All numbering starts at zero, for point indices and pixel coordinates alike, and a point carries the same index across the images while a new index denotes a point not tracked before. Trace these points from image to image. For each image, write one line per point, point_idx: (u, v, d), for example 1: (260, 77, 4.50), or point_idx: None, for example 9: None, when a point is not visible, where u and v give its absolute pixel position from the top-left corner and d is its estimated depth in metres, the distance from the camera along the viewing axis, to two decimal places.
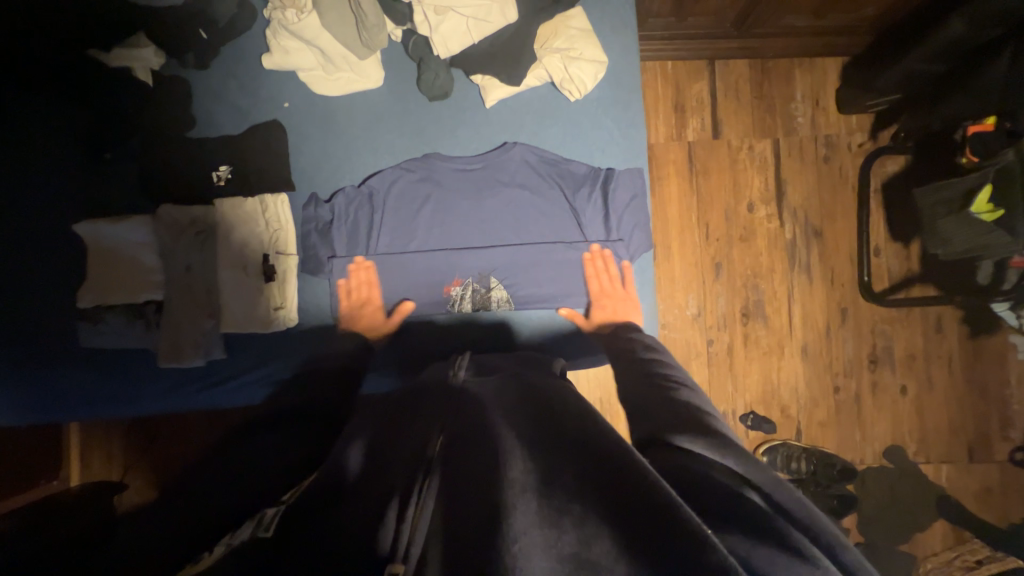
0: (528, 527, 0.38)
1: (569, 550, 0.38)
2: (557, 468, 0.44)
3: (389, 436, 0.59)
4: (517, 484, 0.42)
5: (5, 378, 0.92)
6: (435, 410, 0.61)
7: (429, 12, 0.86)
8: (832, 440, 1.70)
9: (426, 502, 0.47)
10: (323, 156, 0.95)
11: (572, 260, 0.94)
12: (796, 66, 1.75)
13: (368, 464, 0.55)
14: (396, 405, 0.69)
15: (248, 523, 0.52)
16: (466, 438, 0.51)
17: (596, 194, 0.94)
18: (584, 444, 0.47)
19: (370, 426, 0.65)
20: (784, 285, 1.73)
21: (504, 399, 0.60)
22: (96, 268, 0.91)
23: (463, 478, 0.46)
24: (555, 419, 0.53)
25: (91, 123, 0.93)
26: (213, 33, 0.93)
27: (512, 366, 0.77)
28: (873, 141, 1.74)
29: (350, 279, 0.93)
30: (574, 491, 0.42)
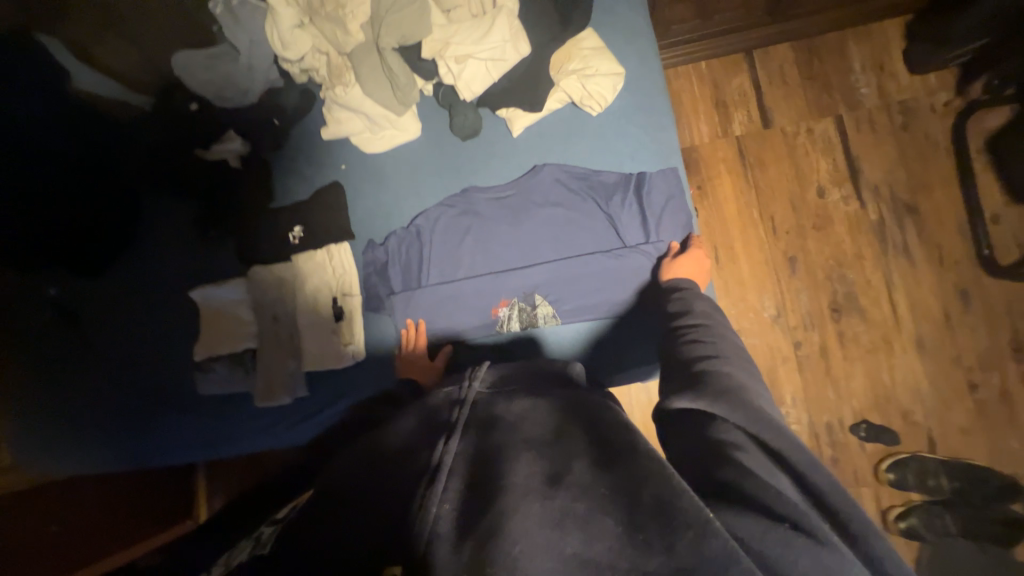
0: (530, 531, 0.46)
1: (570, 550, 0.45)
2: (566, 476, 0.52)
3: (405, 435, 0.65)
4: (522, 488, 0.51)
5: (141, 428, 1.09)
6: (431, 416, 0.66)
7: (451, 64, 0.95)
8: (981, 450, 1.40)
9: (430, 504, 0.51)
10: (376, 205, 1.06)
11: (615, 268, 0.93)
12: (848, 37, 1.62)
13: (372, 470, 0.60)
14: (405, 410, 0.73)
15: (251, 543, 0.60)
16: (484, 445, 0.58)
17: (629, 199, 0.94)
18: (597, 456, 0.54)
19: (376, 431, 0.70)
20: (879, 272, 1.53)
21: (520, 403, 0.65)
22: (207, 326, 1.10)
23: (481, 482, 0.53)
24: (564, 434, 0.58)
25: (200, 209, 1.14)
26: (283, 119, 1.11)
27: (522, 363, 0.80)
28: (962, 97, 1.53)
29: (404, 340, 0.99)
30: (580, 496, 0.49)
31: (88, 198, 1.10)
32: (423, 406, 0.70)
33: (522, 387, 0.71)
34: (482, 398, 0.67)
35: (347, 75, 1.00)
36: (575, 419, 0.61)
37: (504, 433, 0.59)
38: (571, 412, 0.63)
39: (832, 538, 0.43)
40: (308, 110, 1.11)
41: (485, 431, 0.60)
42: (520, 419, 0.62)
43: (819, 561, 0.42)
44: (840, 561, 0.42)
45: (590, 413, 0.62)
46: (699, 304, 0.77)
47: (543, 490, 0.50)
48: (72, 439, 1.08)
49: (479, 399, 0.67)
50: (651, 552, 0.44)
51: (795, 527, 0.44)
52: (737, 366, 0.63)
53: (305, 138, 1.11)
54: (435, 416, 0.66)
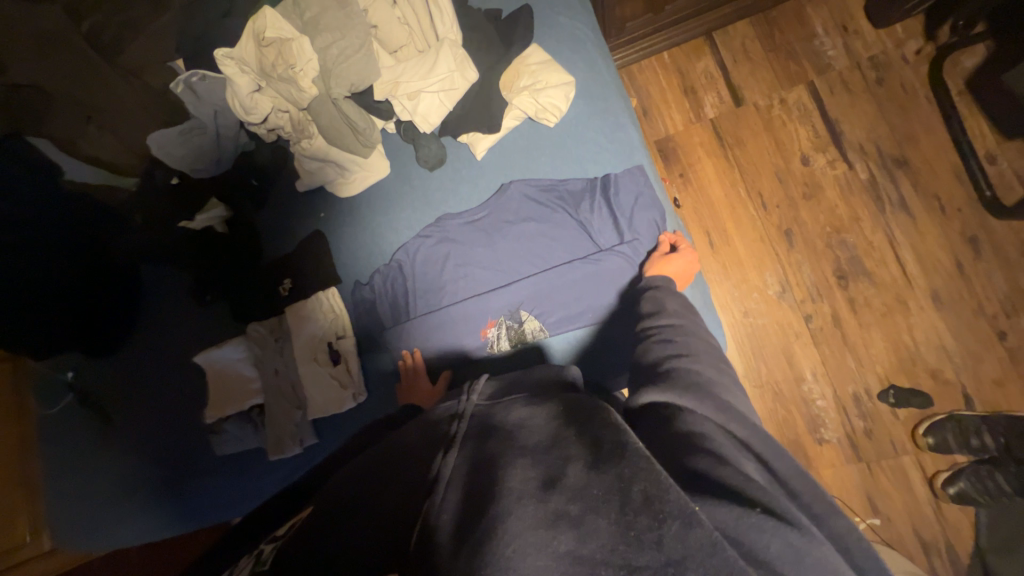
0: (525, 531, 0.46)
1: (563, 548, 0.44)
2: (560, 475, 0.51)
3: (405, 452, 0.65)
4: (515, 491, 0.50)
5: (161, 495, 1.10)
6: (434, 431, 0.67)
7: (404, 101, 0.97)
8: (1020, 399, 1.33)
9: (433, 515, 0.52)
10: (357, 247, 1.09)
11: (595, 272, 0.92)
12: (805, 4, 1.61)
13: (373, 491, 0.61)
14: (407, 428, 0.73)
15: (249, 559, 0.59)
16: (479, 453, 0.58)
17: (597, 202, 0.94)
18: (592, 451, 0.53)
19: (377, 449, 0.70)
20: (880, 231, 1.48)
21: (518, 410, 0.65)
22: (213, 389, 1.12)
23: (476, 489, 0.53)
24: (558, 433, 0.58)
25: (195, 277, 1.18)
26: (262, 179, 1.16)
27: (514, 373, 0.80)
28: (934, 42, 1.49)
29: (404, 370, 0.99)
30: (574, 494, 0.49)
31: (92, 281, 1.15)
32: (422, 424, 0.70)
33: (521, 395, 0.70)
34: (481, 411, 0.68)
35: (309, 128, 1.03)
36: (574, 417, 0.60)
37: (500, 441, 0.59)
38: (568, 411, 0.62)
39: (801, 520, 0.46)
40: (284, 166, 1.16)
41: (482, 441, 0.60)
42: (517, 425, 0.62)
43: (789, 541, 0.44)
44: (808, 541, 0.44)
45: (589, 409, 0.61)
46: (672, 302, 0.80)
47: (537, 493, 0.50)
48: (103, 514, 1.11)
49: (478, 412, 0.68)
50: (642, 547, 0.43)
51: (764, 510, 0.45)
52: (709, 367, 0.67)
53: (284, 194, 1.16)
54: (435, 431, 0.67)
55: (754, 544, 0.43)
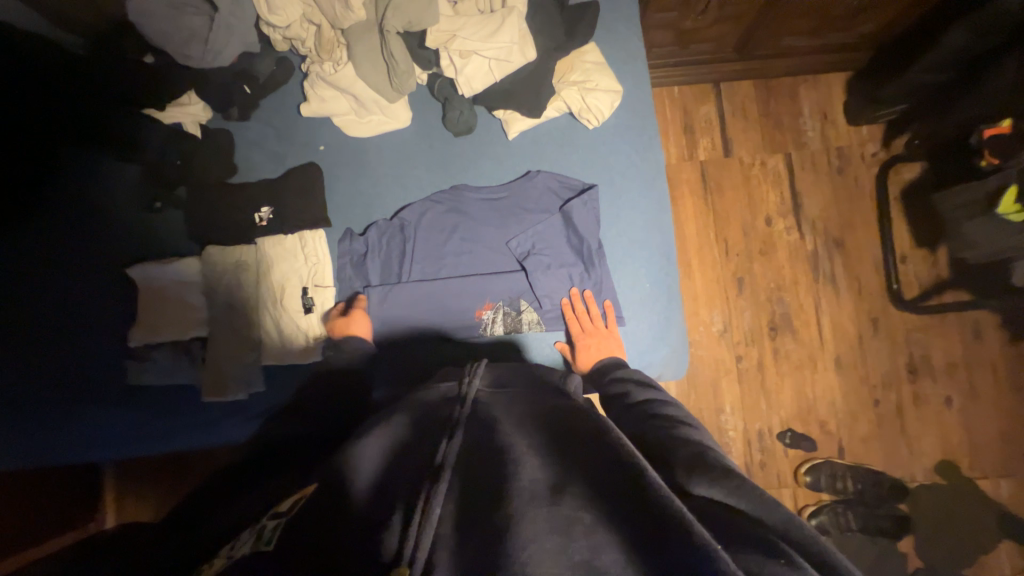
0: (538, 534, 0.45)
1: (578, 557, 0.44)
2: (568, 481, 0.51)
3: (404, 436, 0.64)
4: (527, 492, 0.50)
5: (48, 420, 0.95)
6: (435, 417, 0.66)
7: (455, 57, 0.90)
8: (878, 457, 1.62)
9: (431, 508, 0.50)
10: (356, 193, 1.01)
11: (598, 280, 0.96)
12: (800, 83, 1.79)
13: (372, 472, 0.59)
14: (402, 408, 0.71)
15: (248, 533, 0.57)
16: (482, 446, 0.58)
17: (596, 199, 0.95)
18: (596, 459, 0.53)
19: (375, 421, 0.69)
20: (811, 297, 1.71)
21: (518, 408, 0.65)
22: (146, 309, 0.96)
23: (482, 489, 0.52)
24: (561, 436, 0.58)
25: (143, 175, 1.01)
26: (255, 87, 1.02)
27: (515, 369, 0.78)
28: (886, 150, 1.74)
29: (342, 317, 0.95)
30: (584, 501, 0.49)
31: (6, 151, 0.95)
32: (421, 404, 0.70)
33: (520, 390, 0.71)
34: (483, 397, 0.69)
35: (338, 52, 0.93)
36: (574, 421, 0.60)
37: (503, 435, 0.59)
38: (569, 416, 0.62)
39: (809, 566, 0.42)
40: (285, 81, 1.03)
41: (483, 432, 0.61)
42: (520, 420, 0.62)
43: None
44: None
45: (587, 418, 0.60)
46: (638, 378, 0.79)
47: (547, 495, 0.49)
48: None
49: (479, 397, 0.69)
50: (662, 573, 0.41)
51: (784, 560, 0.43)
52: (692, 431, 0.65)
53: (278, 111, 1.03)
54: (437, 415, 0.66)
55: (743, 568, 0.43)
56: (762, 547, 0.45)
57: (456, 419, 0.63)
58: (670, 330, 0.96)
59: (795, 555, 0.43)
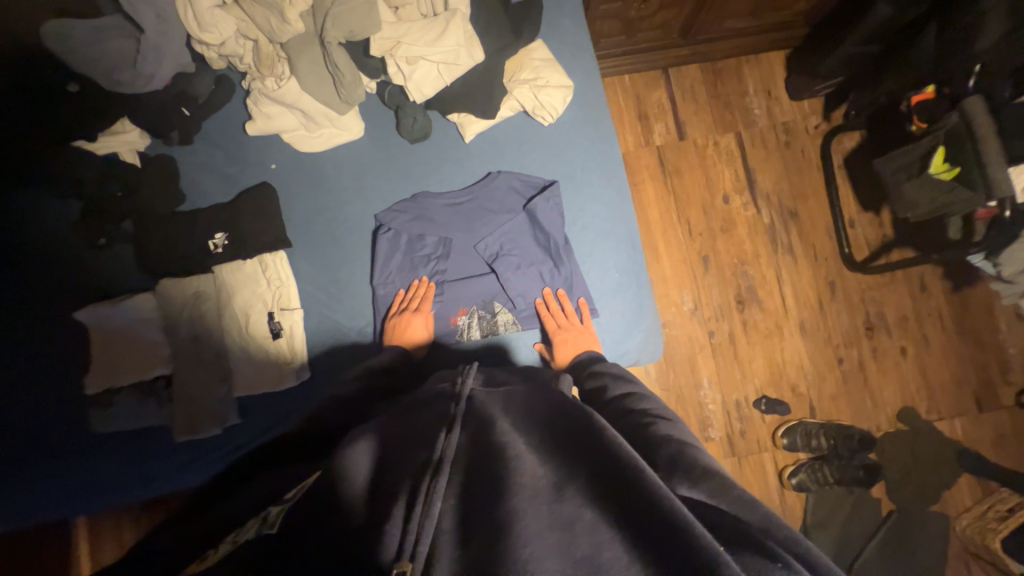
0: (543, 536, 0.47)
1: (580, 553, 0.46)
2: (567, 477, 0.52)
3: (399, 431, 0.64)
4: (529, 490, 0.51)
5: (6, 482, 0.89)
6: (434, 411, 0.66)
7: (401, 64, 0.88)
8: (846, 412, 1.72)
9: (431, 505, 0.51)
10: (315, 210, 0.98)
11: (569, 275, 0.97)
12: (744, 63, 1.85)
13: (373, 469, 0.59)
14: (399, 410, 0.71)
15: (254, 522, 0.56)
16: (480, 442, 0.58)
17: (559, 196, 0.97)
18: (592, 451, 0.54)
19: (375, 420, 0.69)
20: (772, 268, 1.79)
21: (514, 403, 0.66)
22: (102, 353, 0.91)
23: (480, 485, 0.53)
24: (557, 428, 0.59)
25: (81, 211, 0.95)
26: (194, 109, 0.97)
27: (514, 377, 0.78)
28: (828, 121, 1.83)
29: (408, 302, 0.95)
30: (584, 495, 0.50)
31: None
32: (419, 403, 0.71)
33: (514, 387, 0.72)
34: (478, 394, 0.69)
35: (279, 67, 0.90)
36: (570, 410, 0.61)
37: (501, 431, 0.59)
38: (564, 406, 0.63)
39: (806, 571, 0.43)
40: (227, 100, 0.98)
41: (481, 428, 0.61)
42: (517, 416, 0.63)
43: None
44: None
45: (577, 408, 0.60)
46: (616, 374, 0.80)
47: (549, 492, 0.51)
48: None
49: (474, 395, 0.69)
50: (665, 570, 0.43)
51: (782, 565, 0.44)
52: (669, 425, 0.66)
53: (222, 131, 0.98)
54: (434, 411, 0.66)
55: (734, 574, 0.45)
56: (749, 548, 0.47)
57: (454, 415, 0.63)
58: (643, 316, 0.99)
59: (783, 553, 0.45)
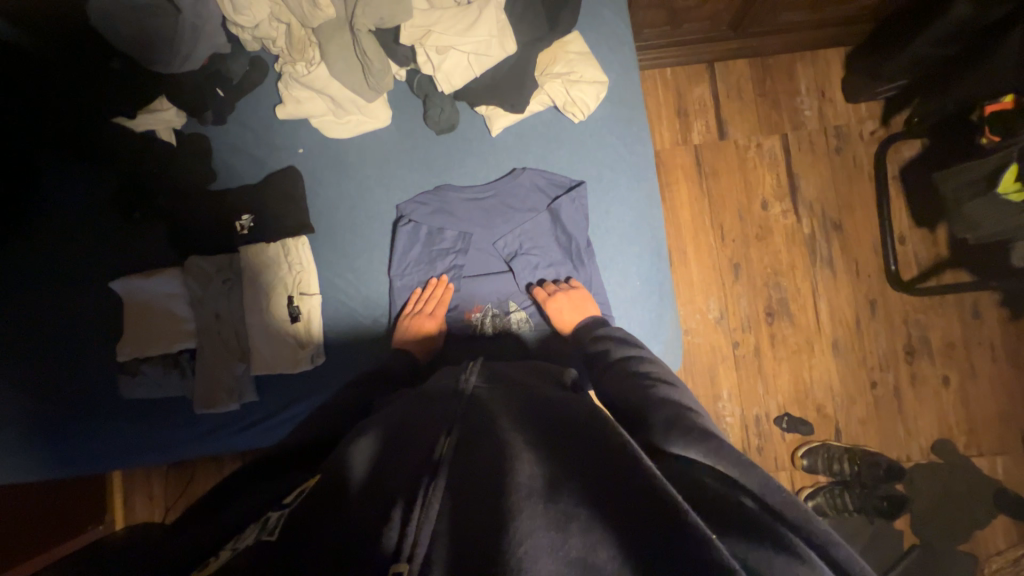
0: (537, 531, 0.45)
1: (575, 554, 0.44)
2: (564, 478, 0.51)
3: (398, 430, 0.64)
4: (524, 488, 0.49)
5: (46, 435, 0.96)
6: (434, 408, 0.66)
7: (431, 53, 0.86)
8: (875, 438, 1.63)
9: (431, 504, 0.51)
10: (338, 197, 0.98)
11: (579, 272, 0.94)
12: (797, 59, 1.73)
13: (373, 466, 0.59)
14: (401, 404, 0.71)
15: (253, 526, 0.55)
16: (478, 442, 0.58)
17: (585, 197, 0.93)
18: (592, 457, 0.52)
19: (377, 418, 0.69)
20: (808, 281, 1.69)
21: (513, 403, 0.65)
22: (132, 323, 0.95)
23: (475, 486, 0.52)
24: (557, 432, 0.58)
25: (120, 185, 0.99)
26: (228, 90, 0.98)
27: (520, 373, 0.76)
28: (886, 128, 1.69)
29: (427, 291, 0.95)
30: (579, 498, 0.48)
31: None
32: (421, 397, 0.70)
33: (513, 385, 0.71)
34: (481, 392, 0.69)
35: (310, 52, 0.90)
36: (572, 418, 0.60)
37: (499, 432, 0.59)
38: (566, 412, 0.61)
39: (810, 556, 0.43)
40: (259, 81, 0.99)
41: (480, 428, 0.60)
42: (517, 418, 0.62)
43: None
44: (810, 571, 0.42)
45: (580, 416, 0.60)
46: (624, 341, 0.80)
47: (544, 492, 0.49)
48: None
49: (476, 392, 0.69)
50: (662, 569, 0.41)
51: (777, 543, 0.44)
52: (671, 388, 0.67)
53: (254, 113, 0.99)
54: (434, 409, 0.66)
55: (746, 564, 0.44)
56: (762, 538, 0.45)
57: (454, 414, 0.63)
58: (662, 326, 0.95)
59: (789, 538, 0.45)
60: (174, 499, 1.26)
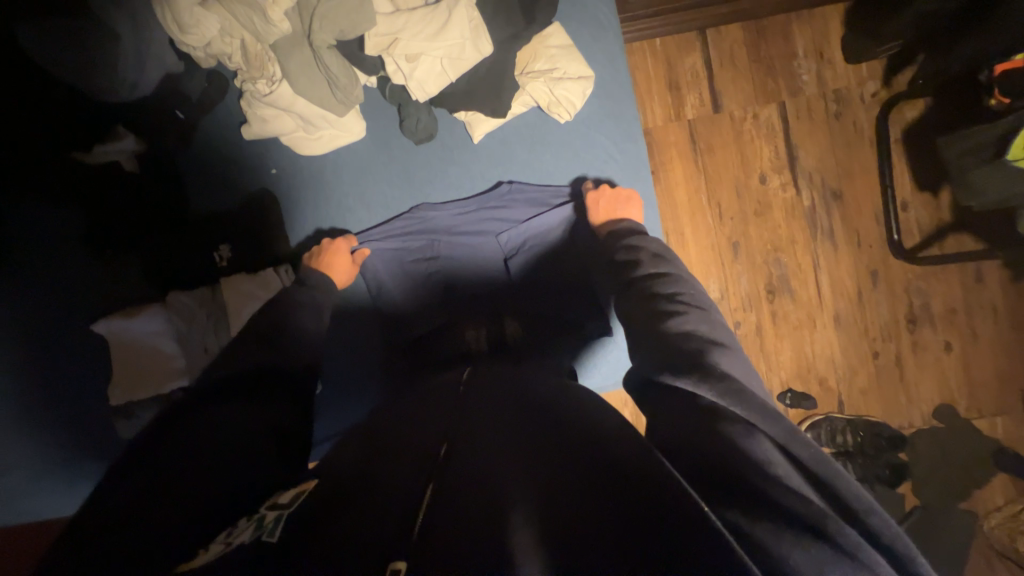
0: (527, 532, 0.44)
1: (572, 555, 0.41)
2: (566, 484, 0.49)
3: (396, 432, 0.62)
4: (520, 496, 0.48)
5: (50, 482, 0.96)
6: (434, 413, 0.64)
7: (400, 61, 0.79)
8: (876, 407, 1.64)
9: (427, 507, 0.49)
10: (319, 219, 0.94)
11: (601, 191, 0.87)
12: (794, 20, 1.62)
13: (368, 464, 0.57)
14: (397, 408, 0.70)
15: (247, 523, 0.52)
16: (474, 448, 0.56)
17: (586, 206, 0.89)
18: (603, 456, 0.51)
19: (375, 424, 0.67)
20: (808, 255, 1.66)
21: (511, 404, 0.65)
22: (120, 366, 0.93)
23: (469, 490, 0.50)
24: (559, 433, 0.56)
25: (87, 222, 0.94)
26: (189, 111, 0.92)
27: (511, 367, 0.78)
28: (888, 88, 1.61)
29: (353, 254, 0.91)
30: (587, 504, 0.46)
31: None
32: (422, 405, 0.69)
33: (510, 384, 0.71)
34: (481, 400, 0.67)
35: (270, 67, 0.82)
36: (575, 419, 0.59)
37: (497, 439, 0.57)
38: (568, 413, 0.60)
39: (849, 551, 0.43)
40: (220, 99, 0.92)
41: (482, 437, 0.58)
42: (517, 422, 0.61)
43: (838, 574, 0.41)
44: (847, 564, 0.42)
45: (585, 418, 0.59)
46: (663, 273, 0.72)
47: (547, 504, 0.47)
48: None
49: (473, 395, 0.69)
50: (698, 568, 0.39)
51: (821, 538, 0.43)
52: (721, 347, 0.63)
53: (219, 135, 0.93)
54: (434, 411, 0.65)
55: (773, 554, 0.41)
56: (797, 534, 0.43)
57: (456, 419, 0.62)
58: None
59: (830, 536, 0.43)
60: None
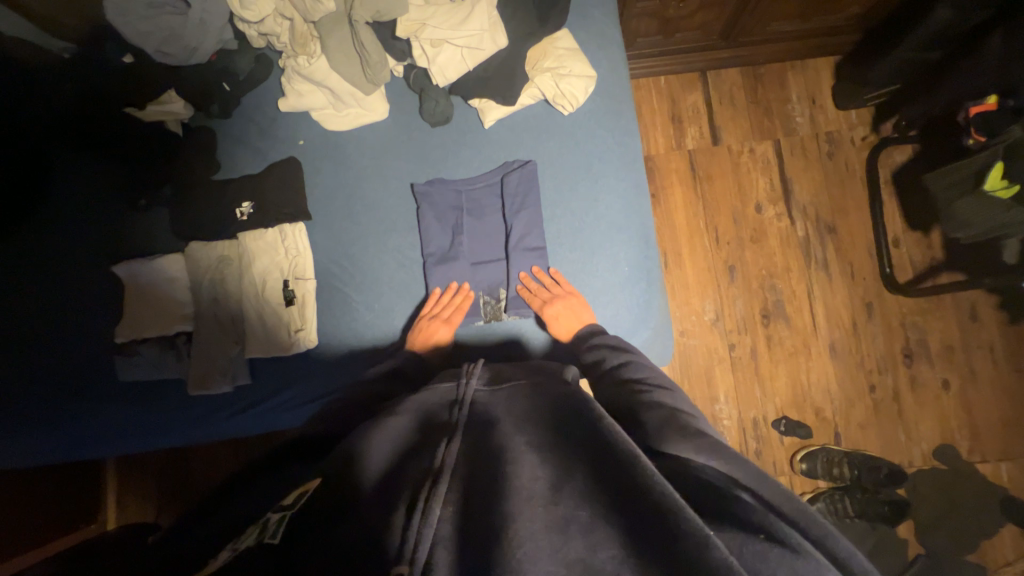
0: (536, 532, 0.44)
1: (574, 555, 0.43)
2: (568, 475, 0.49)
3: (396, 441, 0.63)
4: (525, 490, 0.48)
5: (37, 421, 0.97)
6: (433, 425, 0.64)
7: (426, 46, 0.93)
8: (875, 443, 1.60)
9: (433, 508, 0.49)
10: (335, 187, 1.02)
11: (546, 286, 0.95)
12: (788, 69, 1.78)
13: (377, 468, 0.59)
14: (396, 410, 0.69)
15: (253, 529, 0.55)
16: (480, 448, 0.56)
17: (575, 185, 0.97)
18: (596, 447, 0.50)
19: (375, 420, 0.68)
20: (803, 283, 1.69)
21: (517, 401, 0.64)
22: (131, 307, 0.98)
23: (477, 494, 0.51)
24: (566, 428, 0.55)
25: (127, 174, 1.03)
26: (234, 84, 1.03)
27: (525, 375, 0.72)
28: (877, 133, 1.72)
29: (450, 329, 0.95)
30: (583, 499, 0.47)
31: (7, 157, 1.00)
32: (421, 411, 0.68)
33: (520, 381, 0.70)
34: (481, 398, 0.67)
35: (312, 45, 0.95)
36: (572, 413, 0.57)
37: (502, 434, 0.56)
38: (566, 408, 0.59)
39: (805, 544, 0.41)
40: (265, 77, 1.04)
41: (482, 431, 0.59)
42: (520, 419, 0.59)
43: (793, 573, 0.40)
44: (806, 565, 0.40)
45: (581, 408, 0.57)
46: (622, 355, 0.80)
47: (546, 494, 0.48)
48: None
49: (478, 399, 0.66)
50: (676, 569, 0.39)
51: (771, 535, 0.43)
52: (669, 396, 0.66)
53: (258, 107, 1.04)
54: (435, 417, 0.66)
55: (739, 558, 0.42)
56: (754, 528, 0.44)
57: (456, 427, 0.61)
58: (652, 312, 0.97)
59: (779, 527, 0.43)
60: (168, 506, 1.28)
